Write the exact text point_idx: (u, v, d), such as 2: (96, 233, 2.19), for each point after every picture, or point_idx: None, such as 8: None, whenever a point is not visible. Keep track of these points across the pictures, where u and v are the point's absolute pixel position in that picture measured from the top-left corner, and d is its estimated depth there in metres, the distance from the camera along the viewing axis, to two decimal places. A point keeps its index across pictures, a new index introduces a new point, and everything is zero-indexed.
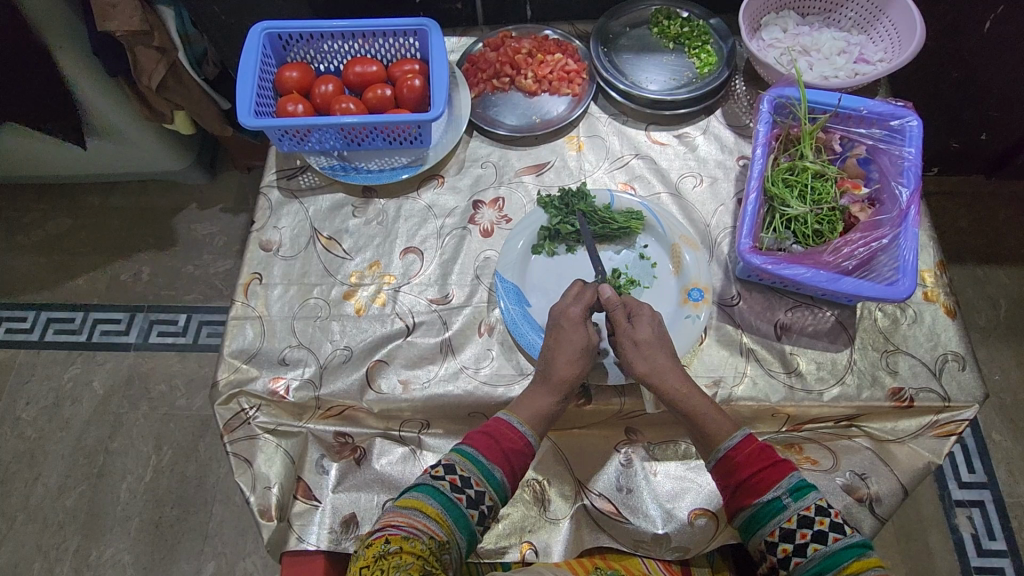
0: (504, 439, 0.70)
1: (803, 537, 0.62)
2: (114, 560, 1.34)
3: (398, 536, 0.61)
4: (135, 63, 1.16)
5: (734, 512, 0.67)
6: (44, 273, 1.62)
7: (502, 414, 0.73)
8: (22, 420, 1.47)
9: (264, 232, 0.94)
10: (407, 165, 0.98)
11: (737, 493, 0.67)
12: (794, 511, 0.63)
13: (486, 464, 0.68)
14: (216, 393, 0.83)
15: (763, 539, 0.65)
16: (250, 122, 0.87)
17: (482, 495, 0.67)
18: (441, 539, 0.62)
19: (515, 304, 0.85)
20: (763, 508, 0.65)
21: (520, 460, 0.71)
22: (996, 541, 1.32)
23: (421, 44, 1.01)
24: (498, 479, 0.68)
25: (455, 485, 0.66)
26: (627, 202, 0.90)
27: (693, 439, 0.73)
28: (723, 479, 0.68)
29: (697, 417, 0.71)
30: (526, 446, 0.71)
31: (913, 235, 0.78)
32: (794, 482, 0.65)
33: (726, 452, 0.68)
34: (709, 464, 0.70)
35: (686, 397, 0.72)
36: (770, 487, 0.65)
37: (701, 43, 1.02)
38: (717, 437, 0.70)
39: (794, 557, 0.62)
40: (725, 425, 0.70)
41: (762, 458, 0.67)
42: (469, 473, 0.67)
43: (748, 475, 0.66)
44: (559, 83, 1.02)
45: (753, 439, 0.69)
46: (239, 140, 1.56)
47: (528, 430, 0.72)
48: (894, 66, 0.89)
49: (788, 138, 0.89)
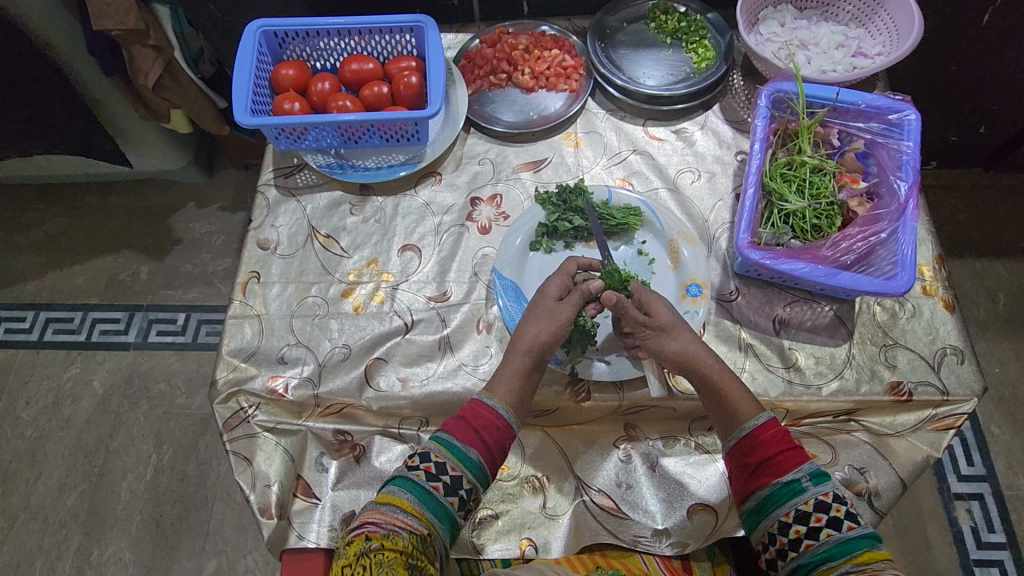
0: (478, 420, 0.71)
1: (818, 522, 0.63)
2: (115, 559, 1.35)
3: (378, 533, 0.61)
4: (131, 61, 1.16)
5: (750, 490, 0.67)
6: (42, 273, 1.62)
7: (477, 395, 0.74)
8: (22, 420, 1.47)
9: (262, 230, 0.94)
10: (404, 162, 0.98)
11: (755, 472, 0.68)
12: (813, 495, 0.64)
13: (459, 446, 0.68)
14: (215, 391, 0.82)
15: (776, 520, 0.65)
16: (246, 119, 0.87)
17: (459, 480, 0.67)
18: (421, 532, 0.63)
19: (514, 301, 0.85)
20: (781, 487, 0.65)
21: (496, 439, 0.71)
22: (995, 534, 1.32)
23: (417, 40, 1.01)
24: (475, 460, 0.68)
25: (430, 474, 0.66)
26: (624, 199, 0.90)
27: (714, 419, 0.74)
28: (744, 457, 0.69)
29: (725, 395, 0.72)
30: (502, 424, 0.72)
31: (911, 229, 0.78)
32: (814, 467, 0.66)
33: (752, 431, 0.69)
34: (729, 443, 0.71)
35: (719, 375, 0.73)
36: (791, 469, 0.66)
37: (699, 38, 1.01)
38: (744, 416, 0.70)
39: (806, 539, 0.63)
40: (751, 407, 0.71)
41: (787, 442, 0.68)
42: (444, 459, 0.67)
43: (771, 455, 0.67)
44: (557, 79, 1.01)
45: (777, 424, 0.70)
46: (236, 138, 1.56)
47: (502, 407, 0.72)
48: (893, 60, 0.88)
49: (787, 132, 0.89)
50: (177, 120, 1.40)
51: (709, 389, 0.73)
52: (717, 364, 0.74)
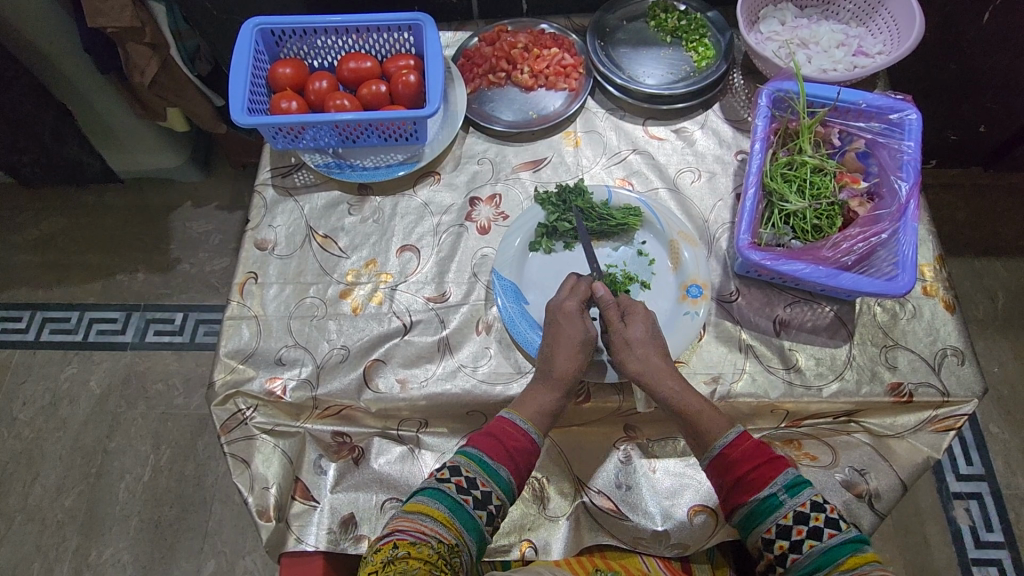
0: (508, 438, 0.71)
1: (799, 534, 0.63)
2: (113, 560, 1.34)
3: (406, 540, 0.61)
4: (127, 60, 1.15)
5: (732, 509, 0.67)
6: (39, 272, 1.61)
7: (504, 412, 0.74)
8: (19, 420, 1.47)
9: (259, 231, 0.93)
10: (403, 162, 0.97)
11: (734, 490, 0.67)
12: (790, 507, 0.64)
13: (490, 464, 0.68)
14: (212, 393, 0.82)
15: (760, 536, 0.65)
16: (243, 119, 0.87)
17: (489, 495, 0.67)
18: (450, 542, 0.62)
19: (514, 302, 0.84)
20: (758, 504, 0.65)
21: (524, 457, 0.71)
22: (993, 533, 1.32)
23: (416, 39, 1.00)
24: (504, 478, 0.69)
25: (461, 487, 0.67)
26: (624, 199, 0.89)
27: (688, 439, 0.73)
28: (721, 477, 0.69)
29: (691, 417, 0.72)
30: (529, 442, 0.71)
31: (912, 229, 0.77)
32: (789, 478, 0.65)
33: (722, 450, 0.69)
34: (705, 463, 0.71)
35: (683, 396, 0.72)
36: (765, 484, 0.65)
37: (699, 37, 1.01)
38: (712, 436, 0.70)
39: (791, 553, 0.63)
40: (721, 424, 0.71)
41: (759, 456, 0.67)
42: (475, 474, 0.67)
43: (744, 473, 0.67)
44: (556, 78, 1.01)
45: (748, 436, 0.70)
46: (234, 137, 1.55)
47: (532, 427, 0.72)
48: (894, 58, 0.88)
49: (787, 132, 0.89)
50: (175, 119, 1.41)
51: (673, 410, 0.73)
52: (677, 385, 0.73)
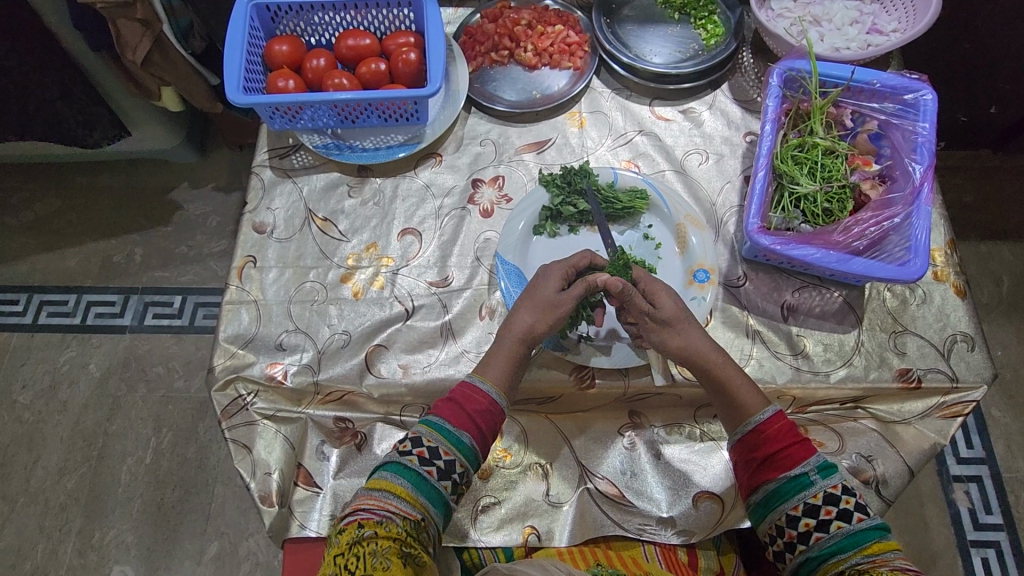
0: (470, 403, 0.70)
1: (826, 514, 0.63)
2: (116, 542, 1.35)
3: (371, 520, 0.62)
4: (119, 37, 1.11)
5: (756, 485, 0.67)
6: (35, 255, 1.59)
7: (469, 377, 0.73)
8: (18, 404, 1.46)
9: (257, 213, 0.91)
10: (403, 143, 0.95)
11: (761, 467, 0.67)
12: (820, 488, 0.64)
13: (453, 431, 0.68)
14: (212, 378, 0.81)
15: (783, 514, 0.65)
16: (239, 98, 0.84)
17: (453, 464, 0.67)
18: (414, 517, 0.63)
19: (517, 286, 0.83)
20: (789, 481, 0.65)
21: (488, 420, 0.70)
22: (992, 515, 1.33)
23: (416, 15, 0.97)
24: (467, 444, 0.68)
25: (423, 458, 0.66)
26: (630, 179, 0.87)
27: (718, 412, 0.73)
28: (749, 453, 0.69)
29: (729, 392, 0.71)
30: (493, 406, 0.71)
31: (925, 213, 0.76)
32: (822, 460, 0.65)
33: (758, 426, 0.68)
34: (734, 437, 0.70)
35: (724, 370, 0.72)
36: (798, 462, 0.66)
37: (708, 13, 0.98)
38: (749, 411, 0.70)
39: (816, 532, 0.63)
40: (757, 400, 0.70)
41: (791, 436, 0.68)
42: (437, 443, 0.67)
43: (777, 450, 0.67)
44: (560, 56, 0.98)
45: (782, 417, 0.70)
46: (229, 117, 1.51)
47: (494, 389, 0.71)
48: (909, 37, 0.85)
49: (798, 113, 0.87)
50: (169, 98, 1.36)
51: (714, 385, 0.72)
52: (717, 357, 0.72)
